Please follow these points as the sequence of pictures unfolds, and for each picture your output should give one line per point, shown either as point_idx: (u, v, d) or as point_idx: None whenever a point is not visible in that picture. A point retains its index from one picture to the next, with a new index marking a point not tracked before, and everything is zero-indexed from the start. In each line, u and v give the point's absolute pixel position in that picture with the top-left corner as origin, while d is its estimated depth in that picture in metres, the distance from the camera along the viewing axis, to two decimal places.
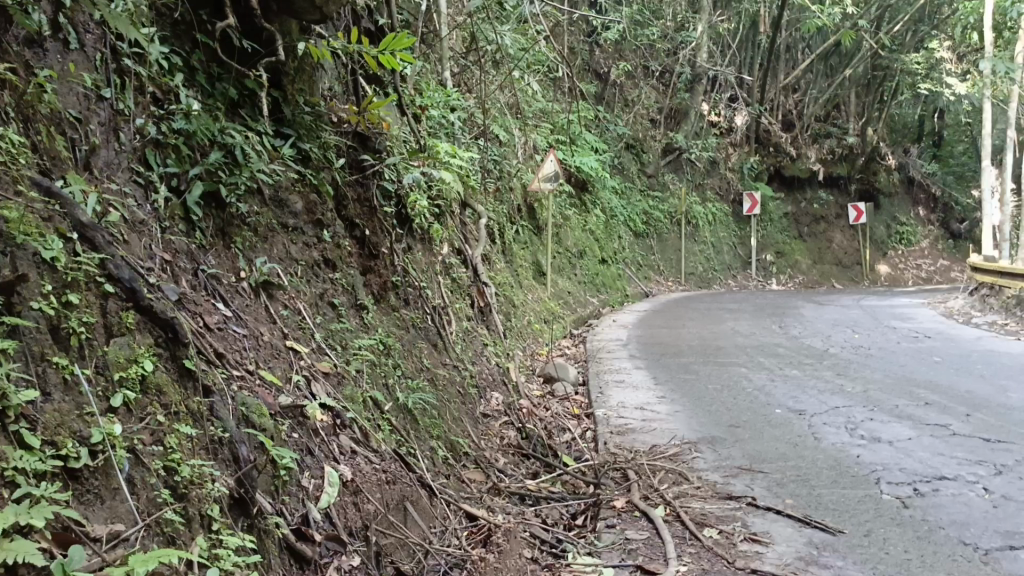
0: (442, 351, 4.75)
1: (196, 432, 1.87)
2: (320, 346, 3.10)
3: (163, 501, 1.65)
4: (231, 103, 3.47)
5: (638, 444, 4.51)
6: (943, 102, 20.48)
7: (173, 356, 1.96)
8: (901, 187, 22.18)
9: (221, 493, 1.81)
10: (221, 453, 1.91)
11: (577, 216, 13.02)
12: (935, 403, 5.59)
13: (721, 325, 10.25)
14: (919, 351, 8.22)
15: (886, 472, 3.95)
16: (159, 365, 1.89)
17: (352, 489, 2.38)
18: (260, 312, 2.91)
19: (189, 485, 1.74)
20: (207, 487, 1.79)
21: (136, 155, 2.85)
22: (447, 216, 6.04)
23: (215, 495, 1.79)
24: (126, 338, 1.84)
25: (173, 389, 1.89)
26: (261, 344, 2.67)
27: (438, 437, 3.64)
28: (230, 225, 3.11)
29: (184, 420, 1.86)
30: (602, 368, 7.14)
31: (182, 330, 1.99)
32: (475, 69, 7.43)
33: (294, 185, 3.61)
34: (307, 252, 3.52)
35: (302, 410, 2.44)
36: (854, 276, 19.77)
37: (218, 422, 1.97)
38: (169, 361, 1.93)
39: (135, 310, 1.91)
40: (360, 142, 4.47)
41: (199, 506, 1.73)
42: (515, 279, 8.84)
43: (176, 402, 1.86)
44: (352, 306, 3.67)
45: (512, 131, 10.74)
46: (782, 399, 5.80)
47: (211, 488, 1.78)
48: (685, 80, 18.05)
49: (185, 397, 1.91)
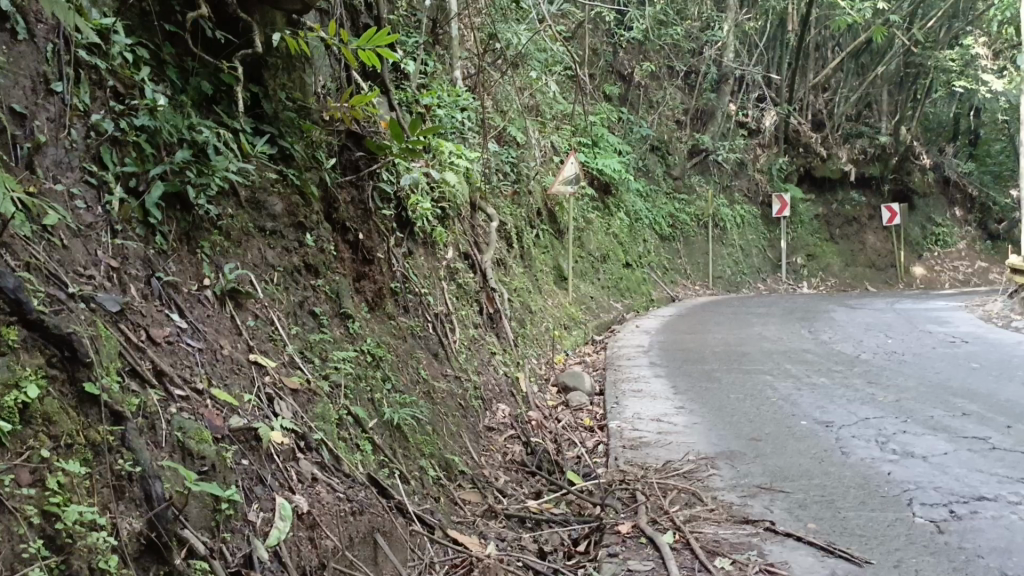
0: (443, 360, 4.49)
1: (94, 468, 1.66)
2: (293, 360, 2.85)
3: (32, 555, 1.43)
4: (205, 98, 3.25)
5: (650, 459, 4.21)
6: (979, 99, 19.88)
7: (71, 378, 1.74)
8: (935, 187, 21.55)
9: (117, 542, 1.59)
10: (129, 492, 1.70)
11: (600, 219, 12.72)
12: (973, 414, 5.22)
13: (748, 330, 9.90)
14: (956, 356, 7.82)
15: (920, 492, 3.61)
16: (51, 391, 1.68)
17: (307, 523, 2.12)
18: (223, 325, 2.67)
19: (73, 534, 1.52)
20: (96, 536, 1.56)
21: (89, 154, 2.60)
22: (453, 219, 5.79)
23: (109, 545, 1.57)
24: (7, 359, 1.62)
25: (69, 417, 1.68)
26: (219, 359, 2.43)
27: (430, 456, 3.37)
28: (197, 229, 2.88)
29: (77, 454, 1.64)
30: (620, 377, 6.85)
31: (82, 348, 1.77)
32: (486, 68, 7.18)
33: (274, 187, 3.37)
34: (286, 257, 3.28)
35: (254, 432, 2.20)
36: (888, 279, 19.21)
37: (129, 455, 1.75)
38: (65, 384, 1.71)
39: (21, 324, 1.69)
40: (354, 140, 4.24)
41: (86, 557, 1.52)
42: (534, 285, 8.57)
43: (69, 433, 1.65)
44: (337, 315, 3.41)
45: (530, 132, 10.47)
46: (808, 409, 5.46)
47: (101, 538, 1.56)
48: (711, 81, 17.72)
49: (84, 426, 1.70)
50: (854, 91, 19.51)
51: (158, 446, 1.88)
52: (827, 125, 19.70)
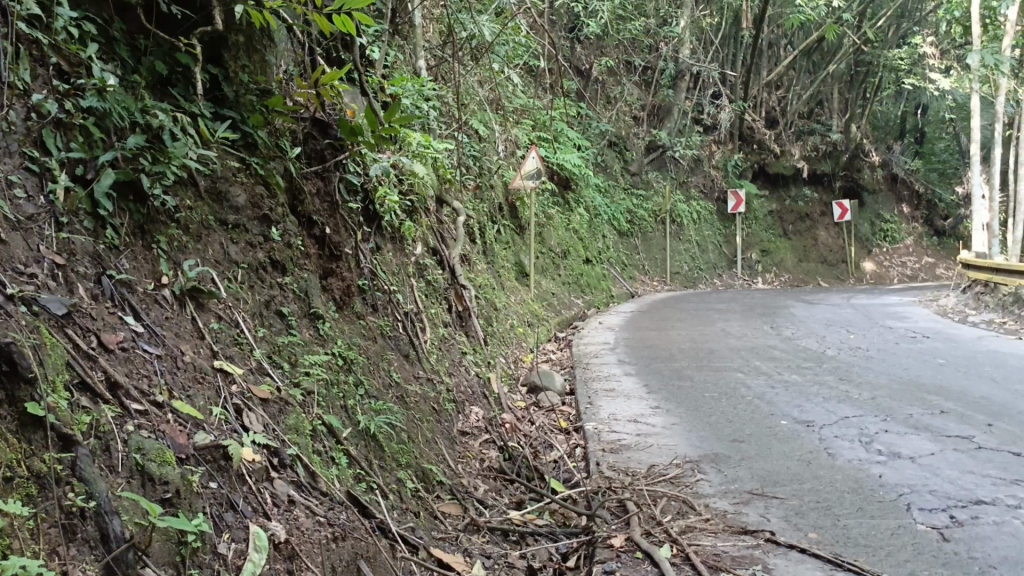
0: (415, 362, 4.25)
1: (39, 506, 1.42)
2: (260, 366, 2.59)
3: None
4: (159, 79, 2.97)
5: (634, 464, 4.03)
6: (927, 97, 20.14)
7: (10, 398, 1.49)
8: (885, 184, 21.80)
9: None
10: (82, 532, 1.46)
11: (560, 214, 12.56)
12: (951, 412, 5.15)
13: (712, 326, 9.81)
14: (921, 352, 7.82)
15: (916, 496, 3.49)
16: None
17: (285, 554, 1.87)
18: (184, 328, 2.40)
19: None
20: None
21: (29, 138, 2.31)
22: (420, 213, 5.55)
23: None
24: None
25: (6, 445, 1.44)
26: (180, 367, 2.16)
27: (407, 466, 3.14)
28: (153, 223, 2.60)
29: (19, 489, 1.40)
30: (590, 375, 6.67)
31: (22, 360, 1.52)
32: (450, 59, 6.86)
33: (236, 176, 3.11)
34: (251, 253, 3.01)
35: (222, 451, 1.95)
36: (840, 275, 19.42)
37: (81, 486, 1.51)
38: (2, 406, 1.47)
39: None
40: (320, 129, 3.99)
41: None
42: (497, 281, 8.36)
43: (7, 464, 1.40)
44: (306, 315, 3.15)
45: (491, 126, 10.23)
46: (786, 408, 5.35)
47: None
48: (667, 77, 17.67)
49: (26, 454, 1.45)
50: (806, 88, 19.63)
51: (114, 470, 1.62)
52: (780, 122, 19.80)
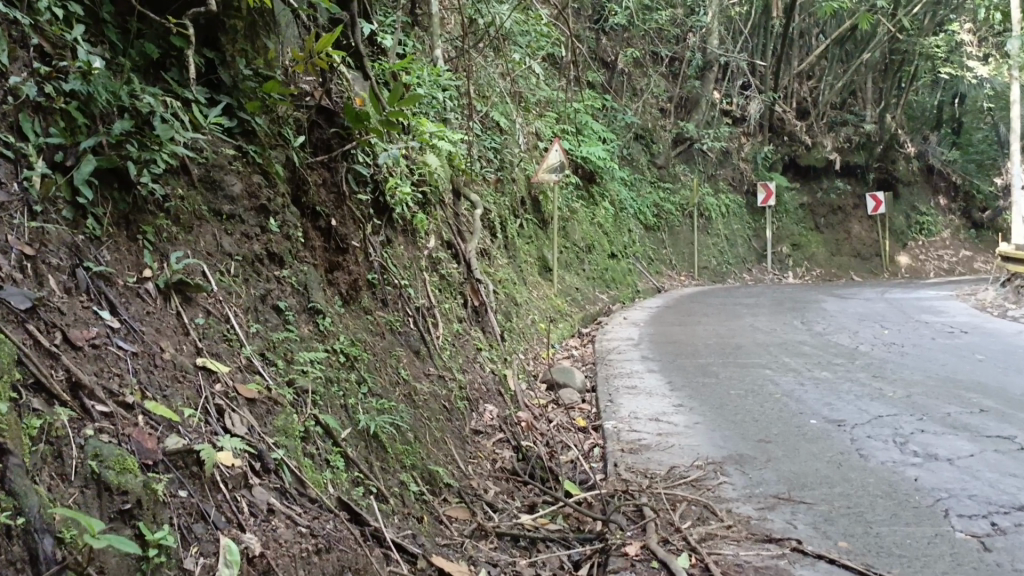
0: (426, 359, 4.10)
1: None
2: (250, 364, 2.45)
3: None
4: (151, 63, 2.84)
5: (653, 465, 3.86)
6: (964, 86, 19.62)
7: None
8: (920, 176, 21.30)
9: None
10: (10, 553, 1.31)
11: (585, 208, 12.35)
12: (991, 410, 4.91)
13: (740, 321, 9.57)
14: (958, 347, 7.53)
15: (954, 501, 3.28)
16: None
17: (258, 569, 1.75)
18: (167, 323, 2.28)
19: None
20: None
21: (3, 122, 2.18)
22: (434, 205, 5.40)
23: None
24: None
25: None
26: (158, 366, 2.03)
27: (412, 468, 2.99)
28: (139, 212, 2.47)
29: None
30: (612, 372, 6.48)
31: None
32: (468, 48, 6.67)
33: (231, 165, 2.97)
34: (246, 245, 2.88)
35: (196, 456, 1.81)
36: (873, 268, 18.97)
37: (12, 500, 1.36)
38: None
39: None
40: (325, 117, 3.84)
41: None
42: (519, 276, 8.18)
43: None
44: (305, 310, 3.01)
45: (513, 118, 10.04)
46: (815, 407, 5.13)
47: None
48: (695, 68, 17.37)
49: None
50: (838, 78, 19.20)
51: (66, 479, 1.50)
52: (812, 113, 19.37)
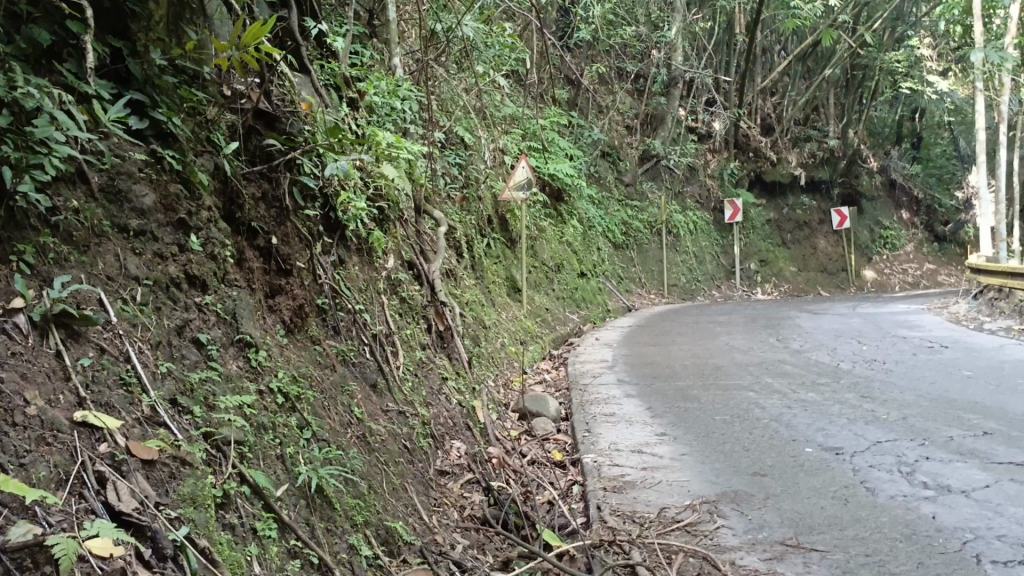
0: (384, 394, 3.64)
1: None
2: (154, 415, 1.99)
3: None
4: (43, 51, 2.38)
5: (640, 507, 3.42)
6: (925, 101, 19.62)
7: None
8: (883, 190, 21.29)
9: None
10: None
11: (553, 226, 11.96)
12: (996, 433, 4.55)
13: (715, 340, 9.19)
14: (941, 363, 7.21)
15: (982, 544, 2.89)
16: None
17: None
18: (40, 367, 1.83)
19: None
20: None
21: None
22: (393, 221, 4.96)
23: None
24: None
25: None
26: (17, 425, 1.65)
27: (364, 528, 2.53)
28: (16, 229, 2.03)
29: None
30: (588, 398, 6.03)
31: None
32: (429, 58, 6.24)
33: (142, 172, 2.51)
34: (159, 267, 2.42)
35: (49, 551, 1.45)
36: (840, 283, 18.82)
37: None
38: None
39: None
40: (265, 122, 3.38)
41: None
42: (487, 298, 7.76)
43: None
44: (233, 344, 2.55)
45: (478, 133, 9.59)
46: (808, 433, 4.73)
47: None
48: (660, 84, 17.10)
49: None
50: (801, 94, 19.11)
51: None
52: (776, 129, 19.23)
